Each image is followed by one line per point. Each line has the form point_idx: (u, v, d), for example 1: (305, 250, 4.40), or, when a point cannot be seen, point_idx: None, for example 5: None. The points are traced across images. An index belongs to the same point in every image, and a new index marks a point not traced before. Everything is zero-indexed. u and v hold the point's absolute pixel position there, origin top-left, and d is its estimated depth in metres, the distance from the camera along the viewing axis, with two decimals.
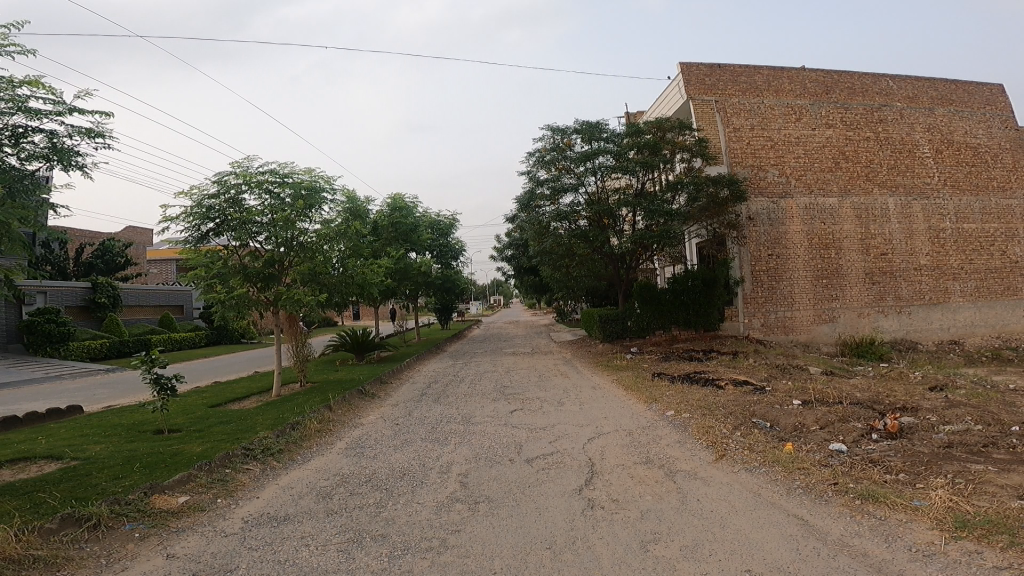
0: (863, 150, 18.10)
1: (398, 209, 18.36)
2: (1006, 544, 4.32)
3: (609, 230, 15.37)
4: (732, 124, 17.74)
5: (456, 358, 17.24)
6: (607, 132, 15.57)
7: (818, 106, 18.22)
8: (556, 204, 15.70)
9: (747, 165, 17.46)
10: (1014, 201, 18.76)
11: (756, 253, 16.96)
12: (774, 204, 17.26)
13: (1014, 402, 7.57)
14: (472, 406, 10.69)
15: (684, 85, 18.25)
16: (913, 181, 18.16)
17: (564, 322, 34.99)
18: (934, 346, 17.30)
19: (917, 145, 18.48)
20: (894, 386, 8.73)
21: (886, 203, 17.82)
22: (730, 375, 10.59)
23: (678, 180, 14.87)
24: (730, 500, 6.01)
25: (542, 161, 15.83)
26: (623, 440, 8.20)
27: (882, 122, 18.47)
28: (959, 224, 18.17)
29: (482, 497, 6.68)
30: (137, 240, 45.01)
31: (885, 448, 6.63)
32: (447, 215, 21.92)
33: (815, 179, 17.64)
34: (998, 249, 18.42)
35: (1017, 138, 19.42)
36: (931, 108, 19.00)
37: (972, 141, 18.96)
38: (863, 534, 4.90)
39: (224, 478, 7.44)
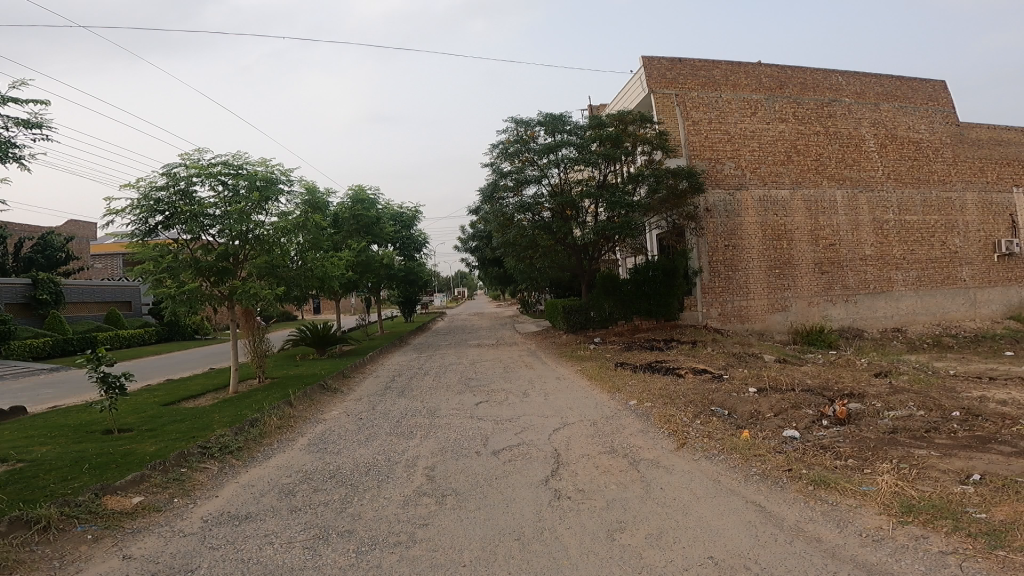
0: (814, 144, 18.70)
1: (360, 201, 18.00)
2: (949, 528, 4.61)
3: (572, 221, 15.51)
4: (691, 118, 18.00)
5: (421, 350, 17.23)
6: (570, 124, 15.55)
7: (772, 100, 18.66)
8: (520, 195, 15.62)
9: (705, 157, 17.81)
10: (953, 194, 19.73)
11: (714, 244, 17.39)
12: (730, 195, 17.72)
13: (954, 388, 8.07)
14: (437, 399, 10.70)
15: (644, 78, 18.37)
16: (859, 174, 18.91)
17: (528, 315, 35.17)
18: (879, 333, 18.18)
19: (863, 139, 19.23)
20: (843, 372, 9.17)
21: (835, 195, 18.52)
22: (690, 365, 10.92)
23: (639, 172, 15.06)
24: (692, 487, 6.28)
25: (506, 152, 15.73)
26: (588, 430, 8.37)
27: (832, 117, 19.11)
28: (901, 215, 19.07)
29: (449, 490, 6.72)
30: (79, 234, 42.89)
31: (835, 434, 7.01)
32: (410, 207, 21.74)
33: (769, 172, 18.15)
34: (938, 240, 19.42)
35: (957, 133, 20.35)
36: (877, 103, 19.74)
37: (915, 136, 19.84)
38: (817, 519, 5.22)
39: (180, 477, 7.25)
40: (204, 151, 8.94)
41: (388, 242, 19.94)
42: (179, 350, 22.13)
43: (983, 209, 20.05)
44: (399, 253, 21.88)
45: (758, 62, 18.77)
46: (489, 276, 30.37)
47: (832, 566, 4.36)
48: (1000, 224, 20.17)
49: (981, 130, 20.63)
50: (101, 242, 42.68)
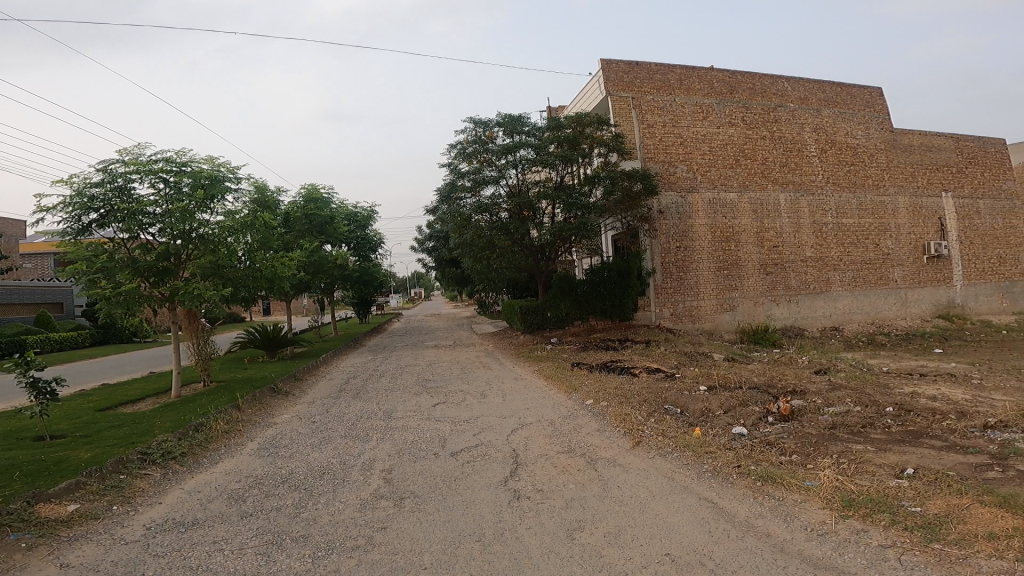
0: (761, 149, 19.41)
1: (313, 200, 17.41)
2: (887, 522, 4.93)
3: (529, 222, 15.31)
4: (646, 121, 18.32)
5: (376, 352, 16.97)
6: (528, 125, 15.54)
7: (722, 105, 19.21)
8: (477, 196, 15.52)
9: (659, 160, 18.21)
10: (885, 198, 20.91)
11: (666, 245, 17.84)
12: (681, 198, 18.21)
13: (887, 384, 8.62)
14: (393, 401, 10.58)
15: (603, 80, 18.52)
16: (801, 178, 19.77)
17: (485, 314, 35.18)
18: (818, 331, 19.12)
19: (805, 144, 20.09)
20: (786, 370, 9.63)
21: (778, 198, 19.31)
22: (644, 364, 11.20)
23: (596, 173, 15.18)
24: (647, 485, 6.47)
25: (464, 152, 15.60)
26: (545, 429, 8.50)
27: (777, 122, 19.84)
28: (839, 218, 20.10)
29: (407, 492, 6.68)
30: (5, 231, 40.10)
31: (780, 430, 7.37)
32: (364, 206, 21.47)
33: (718, 175, 18.73)
34: (872, 242, 20.56)
35: (891, 139, 21.50)
36: (819, 109, 20.59)
37: (852, 141, 20.88)
38: (765, 514, 5.49)
39: (120, 484, 6.91)
40: (144, 147, 8.48)
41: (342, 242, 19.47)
42: (116, 353, 20.99)
43: (913, 213, 21.33)
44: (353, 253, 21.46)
45: (711, 67, 19.26)
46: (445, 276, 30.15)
47: (780, 561, 4.59)
48: (928, 227, 21.50)
49: (913, 136, 21.86)
50: (29, 239, 39.94)
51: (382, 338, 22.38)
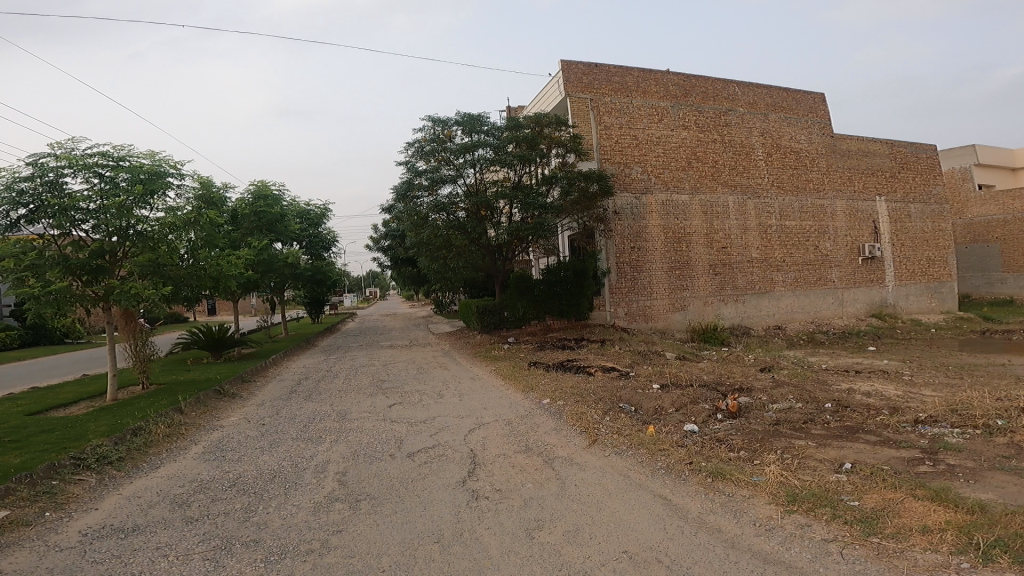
0: (711, 152, 19.97)
1: (262, 197, 16.80)
2: (829, 516, 5.19)
3: (487, 222, 15.42)
4: (604, 123, 18.53)
5: (329, 353, 16.61)
6: (487, 125, 15.54)
7: (676, 108, 19.61)
8: (434, 195, 15.38)
9: (614, 161, 18.50)
10: (825, 202, 21.94)
11: (620, 246, 18.16)
12: (636, 199, 18.57)
13: (826, 381, 9.12)
14: (347, 403, 10.39)
15: (562, 81, 18.56)
16: (748, 181, 20.48)
17: (441, 314, 34.95)
18: (763, 330, 19.92)
19: (753, 148, 20.78)
20: (733, 368, 10.04)
21: (727, 201, 19.96)
22: (599, 362, 11.42)
23: (553, 174, 15.30)
24: (604, 484, 6.62)
25: (422, 151, 15.50)
26: (502, 429, 8.56)
27: (727, 126, 20.44)
28: (783, 221, 20.96)
29: (363, 494, 6.59)
30: None
31: (728, 427, 7.68)
32: (318, 205, 21.10)
33: (671, 177, 19.18)
34: (813, 243, 21.55)
35: (832, 144, 22.49)
36: (767, 113, 21.30)
37: (796, 146, 21.73)
38: (716, 510, 5.71)
39: (52, 490, 6.53)
40: (77, 140, 7.99)
41: (293, 240, 18.85)
42: (45, 355, 19.75)
43: (850, 216, 22.46)
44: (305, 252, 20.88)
45: (667, 71, 19.51)
46: (401, 275, 29.77)
47: (730, 554, 4.80)
48: (863, 230, 22.70)
49: (850, 141, 22.95)
50: None
51: (336, 339, 21.91)
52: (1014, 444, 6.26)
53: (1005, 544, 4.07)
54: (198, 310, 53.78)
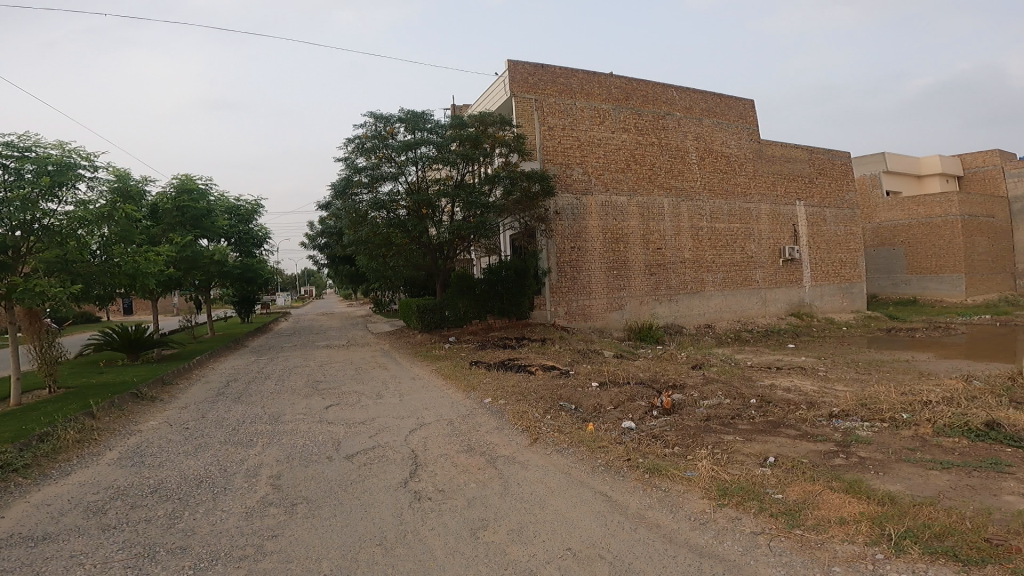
0: (649, 155, 20.54)
1: (187, 190, 15.89)
2: (756, 509, 5.50)
3: (428, 220, 15.35)
4: (547, 123, 18.65)
5: (260, 353, 15.95)
6: (431, 123, 15.42)
7: (618, 111, 19.96)
8: (375, 192, 15.21)
9: (557, 162, 18.66)
10: (751, 205, 23.09)
11: (561, 246, 18.33)
12: (577, 200, 18.80)
13: (751, 377, 9.67)
14: (280, 405, 10.04)
15: (508, 81, 18.54)
16: (682, 184, 21.22)
17: (379, 313, 34.34)
18: (695, 329, 20.81)
19: (688, 152, 21.52)
20: (668, 366, 10.44)
21: (663, 203, 20.61)
22: (540, 362, 11.57)
23: (495, 173, 15.28)
24: (546, 482, 6.73)
25: (363, 147, 15.27)
26: (444, 429, 8.54)
27: (664, 130, 21.06)
28: (713, 223, 21.91)
29: (299, 498, 6.41)
30: None
31: (663, 423, 8.01)
32: (249, 200, 20.35)
33: (611, 179, 19.56)
34: (740, 245, 22.66)
35: (759, 149, 23.64)
36: (701, 118, 22.10)
37: (727, 151, 22.69)
38: (654, 505, 5.93)
39: None
40: None
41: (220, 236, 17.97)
42: None
43: (773, 219, 23.76)
44: (234, 248, 19.97)
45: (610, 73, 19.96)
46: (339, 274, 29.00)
47: (667, 547, 5.02)
48: (784, 233, 24.10)
49: (775, 148, 24.21)
50: None
51: (267, 339, 21.06)
52: (917, 437, 6.89)
53: (914, 535, 4.46)
54: (114, 308, 50.30)
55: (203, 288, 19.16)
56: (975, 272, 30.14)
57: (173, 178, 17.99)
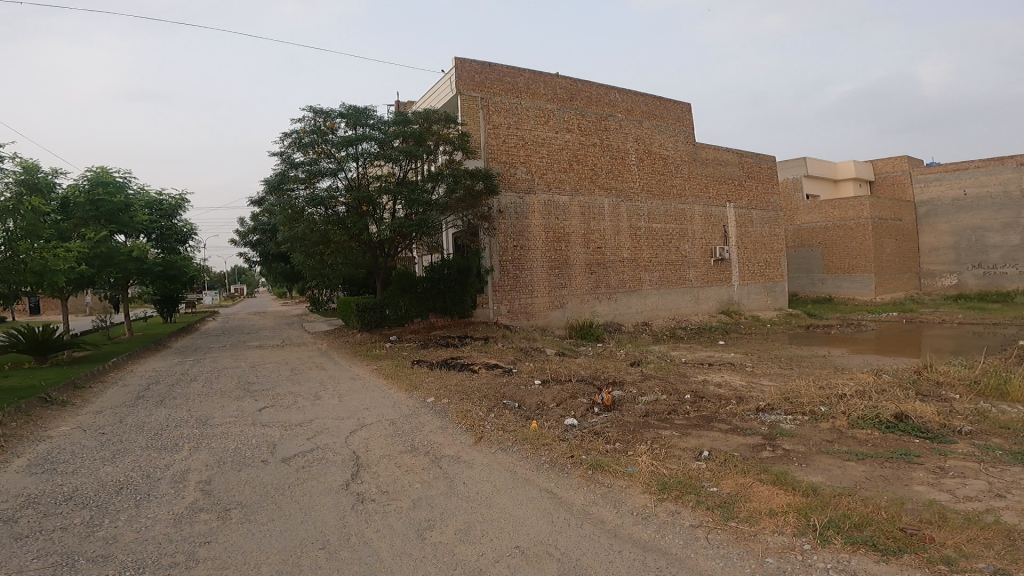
0: (591, 155, 20.88)
1: (103, 183, 14.89)
2: (694, 502, 5.76)
3: (368, 217, 15.00)
4: (493, 122, 18.56)
5: (185, 354, 15.15)
6: (373, 118, 15.12)
7: (562, 111, 20.15)
8: (312, 188, 14.83)
9: (501, 161, 18.66)
10: (685, 206, 23.94)
11: (504, 244, 18.40)
12: (520, 199, 18.90)
13: (685, 373, 10.12)
14: (209, 407, 9.59)
15: (454, 79, 18.71)
16: (622, 185, 21.72)
17: (315, 310, 33.32)
18: (632, 326, 21.45)
19: (628, 153, 22.03)
20: (608, 363, 10.74)
21: (603, 203, 21.03)
22: (483, 360, 11.61)
23: (438, 171, 15.11)
24: (492, 480, 6.79)
25: (300, 142, 14.85)
26: (386, 430, 8.43)
27: (606, 131, 21.44)
28: (650, 223, 22.58)
29: (233, 503, 6.15)
30: None
31: (604, 420, 8.25)
32: (173, 195, 19.50)
33: (553, 178, 19.76)
34: (675, 245, 23.49)
35: (694, 152, 24.50)
36: (641, 120, 22.65)
37: (665, 153, 23.36)
38: (598, 501, 6.10)
39: None
40: None
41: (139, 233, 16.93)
42: None
43: (706, 220, 24.76)
44: (154, 245, 18.90)
45: (556, 75, 20.57)
46: (273, 271, 27.93)
47: (613, 542, 5.18)
48: (715, 233, 25.18)
49: (708, 151, 25.17)
50: None
51: (192, 338, 20.01)
52: (835, 428, 7.44)
53: (837, 525, 4.83)
54: (18, 306, 46.28)
55: (119, 286, 17.99)
56: (883, 271, 32.62)
57: (86, 170, 16.93)
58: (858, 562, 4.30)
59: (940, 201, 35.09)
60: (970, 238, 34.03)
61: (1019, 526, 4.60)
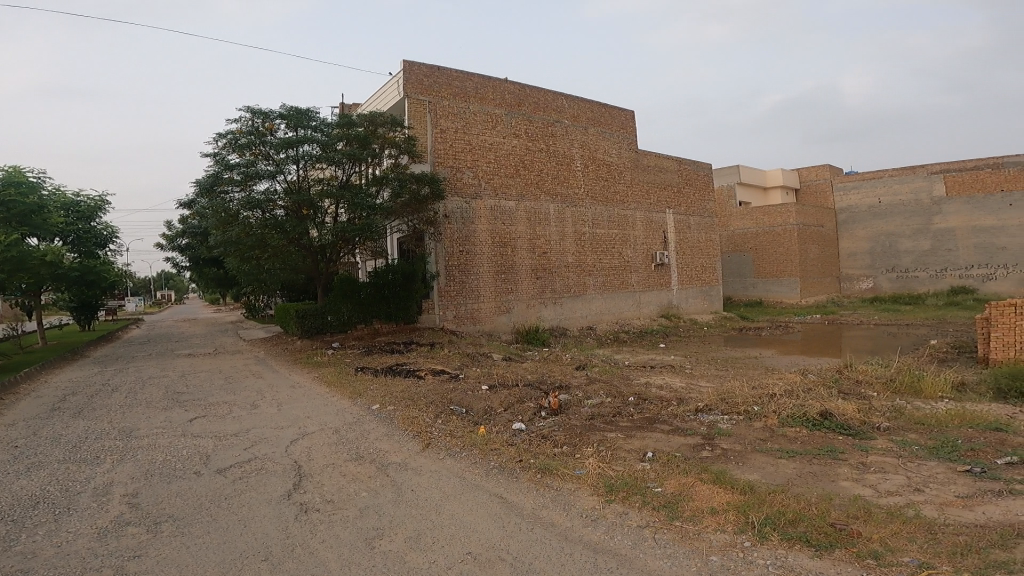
0: (537, 161, 21.10)
1: (14, 183, 13.88)
2: (640, 503, 5.95)
3: (308, 221, 14.59)
4: (440, 126, 18.47)
5: (108, 363, 14.24)
6: (315, 120, 14.73)
7: (510, 116, 20.27)
8: (248, 190, 14.32)
9: (448, 165, 18.59)
10: (628, 212, 24.57)
11: (450, 249, 18.33)
12: (466, 203, 18.88)
13: (629, 376, 10.42)
14: (136, 419, 9.07)
15: (401, 81, 18.50)
16: (567, 190, 22.07)
17: (251, 318, 32.04)
18: (577, 330, 21.83)
19: (573, 159, 22.39)
20: (554, 367, 10.92)
21: (549, 208, 21.30)
22: (429, 366, 11.54)
23: (383, 174, 14.88)
24: (441, 486, 6.76)
25: (236, 143, 14.31)
26: (329, 438, 8.25)
27: (553, 137, 21.71)
28: (594, 228, 23.04)
29: (164, 516, 5.86)
30: None
31: (552, 424, 8.38)
32: (92, 197, 18.62)
33: (500, 183, 19.84)
34: (618, 250, 24.06)
35: (637, 159, 25.18)
36: (586, 127, 23.07)
37: (608, 159, 23.89)
38: (548, 505, 6.19)
39: None
40: None
41: (53, 236, 15.94)
42: None
43: (647, 226, 25.49)
44: (71, 249, 17.72)
45: (506, 80, 20.56)
46: (205, 276, 26.68)
47: (563, 545, 5.28)
48: (656, 239, 25.97)
49: (650, 158, 25.93)
50: None
51: (115, 346, 18.85)
52: (767, 427, 7.86)
53: (773, 522, 5.12)
54: None
55: (31, 293, 16.75)
56: (809, 275, 34.60)
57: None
58: (795, 559, 4.56)
59: (858, 209, 37.53)
60: (885, 244, 36.61)
61: (936, 519, 5.01)
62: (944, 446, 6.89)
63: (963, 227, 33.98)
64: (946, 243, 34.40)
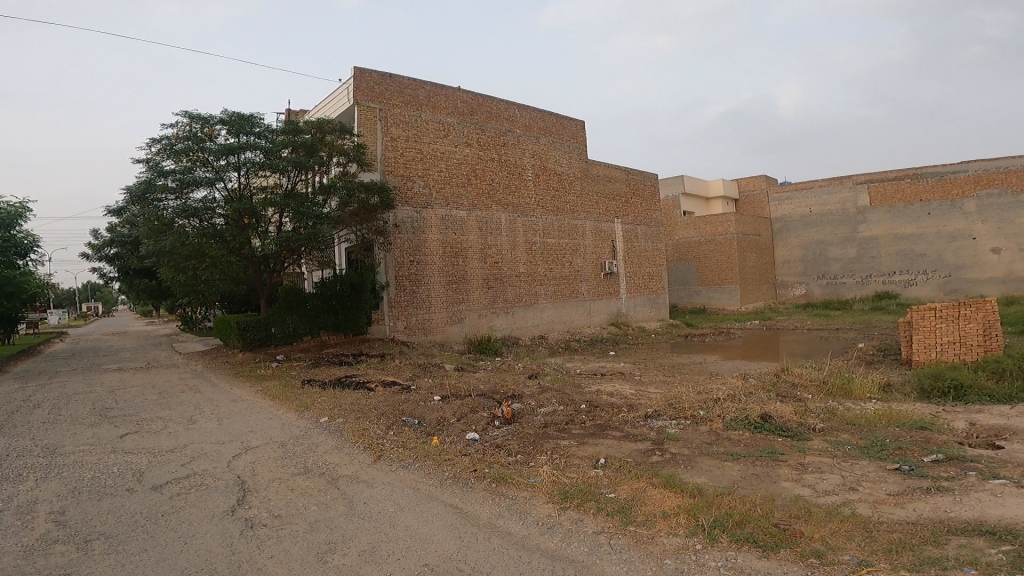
0: (488, 170, 21.17)
1: None
2: (595, 509, 6.04)
3: (250, 230, 14.10)
4: (391, 134, 18.32)
5: (27, 378, 13.30)
6: (259, 126, 14.34)
7: (461, 126, 20.30)
8: (184, 198, 13.75)
9: (398, 174, 18.43)
10: (577, 221, 24.95)
11: (400, 259, 18.11)
12: (417, 213, 18.74)
13: (580, 385, 10.56)
14: (61, 436, 8.51)
15: (350, 89, 17.88)
16: (519, 200, 22.23)
17: (187, 330, 30.61)
18: (528, 339, 21.95)
19: (524, 169, 22.59)
20: (506, 377, 10.94)
21: (500, 218, 21.40)
22: (379, 378, 11.35)
23: (330, 183, 14.59)
24: (394, 499, 6.65)
25: (171, 149, 13.74)
26: (275, 452, 7.98)
27: (504, 146, 21.85)
28: (544, 238, 23.28)
29: (95, 534, 5.53)
30: None
31: (505, 433, 8.40)
32: (15, 203, 17.43)
33: (451, 193, 19.80)
34: (568, 259, 24.38)
35: (586, 169, 25.63)
36: (538, 137, 23.31)
37: (559, 169, 24.21)
38: (503, 514, 6.20)
39: None
40: None
41: None
42: None
43: (596, 235, 25.95)
44: None
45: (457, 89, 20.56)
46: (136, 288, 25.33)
47: (520, 553, 5.30)
48: (605, 248, 26.46)
49: (599, 169, 26.45)
50: None
51: (36, 361, 17.61)
52: (713, 431, 8.14)
53: (722, 524, 5.30)
54: None
55: None
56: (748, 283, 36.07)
57: None
58: (744, 559, 4.74)
59: (793, 219, 39.42)
60: (816, 252, 38.60)
61: (870, 517, 5.32)
62: (874, 446, 7.33)
63: (886, 236, 36.22)
64: (871, 251, 36.59)
